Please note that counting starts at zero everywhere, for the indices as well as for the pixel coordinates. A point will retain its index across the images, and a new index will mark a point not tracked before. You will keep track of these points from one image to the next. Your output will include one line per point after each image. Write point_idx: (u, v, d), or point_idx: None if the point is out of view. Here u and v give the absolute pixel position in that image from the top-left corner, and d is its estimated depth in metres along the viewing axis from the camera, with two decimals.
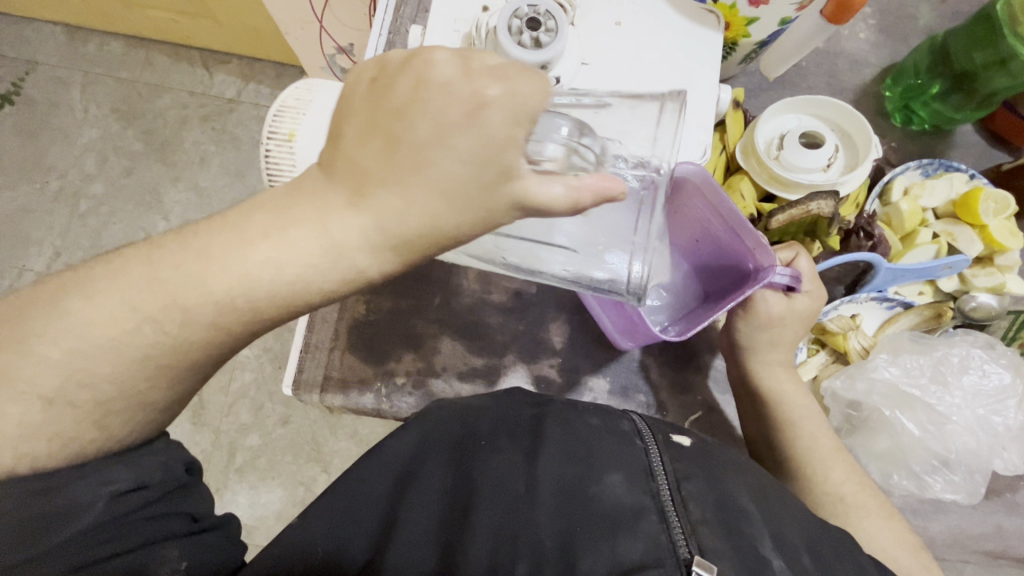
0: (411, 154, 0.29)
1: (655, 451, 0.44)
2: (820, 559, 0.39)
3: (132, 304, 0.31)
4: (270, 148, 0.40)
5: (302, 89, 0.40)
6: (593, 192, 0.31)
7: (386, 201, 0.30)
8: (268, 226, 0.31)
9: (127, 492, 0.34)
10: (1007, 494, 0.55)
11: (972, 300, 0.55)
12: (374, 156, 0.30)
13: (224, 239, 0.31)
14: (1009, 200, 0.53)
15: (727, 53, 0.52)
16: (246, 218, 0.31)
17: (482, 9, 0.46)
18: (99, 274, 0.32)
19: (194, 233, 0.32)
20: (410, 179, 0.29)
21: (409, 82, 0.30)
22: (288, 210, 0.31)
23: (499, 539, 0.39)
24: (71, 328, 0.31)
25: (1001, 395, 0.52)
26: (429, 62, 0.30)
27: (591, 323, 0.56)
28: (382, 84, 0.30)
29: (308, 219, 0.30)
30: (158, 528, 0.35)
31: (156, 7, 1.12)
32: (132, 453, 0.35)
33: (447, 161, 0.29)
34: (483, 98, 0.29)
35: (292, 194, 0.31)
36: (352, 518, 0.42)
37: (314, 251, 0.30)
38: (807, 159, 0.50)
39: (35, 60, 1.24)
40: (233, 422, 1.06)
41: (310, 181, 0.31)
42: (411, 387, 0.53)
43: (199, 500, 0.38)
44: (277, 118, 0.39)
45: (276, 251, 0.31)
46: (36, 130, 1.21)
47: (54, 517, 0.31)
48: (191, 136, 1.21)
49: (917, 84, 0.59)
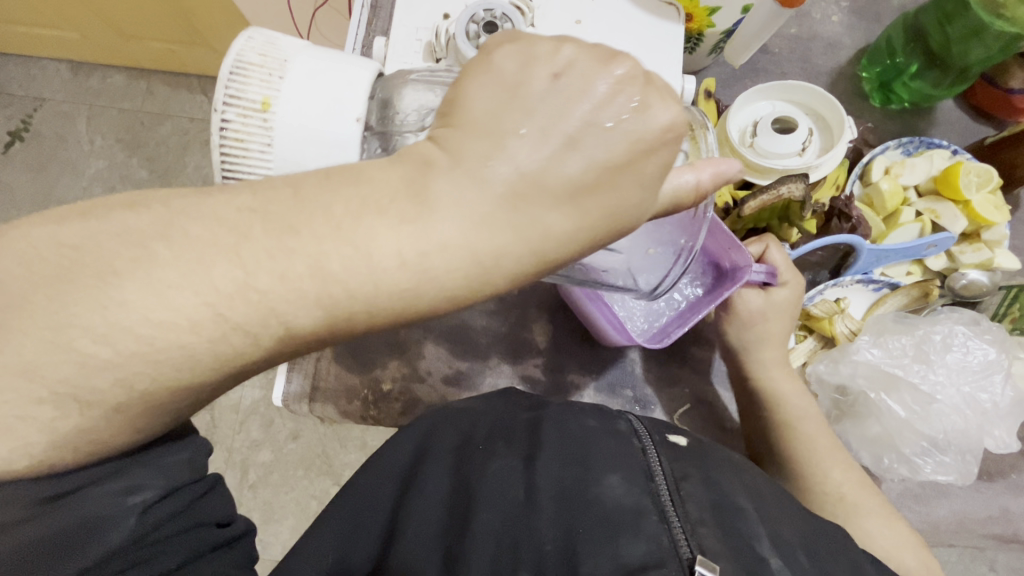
0: (605, 177, 0.27)
1: (652, 451, 0.43)
2: (816, 557, 0.38)
3: (216, 311, 0.26)
4: (230, 116, 0.35)
5: (264, 45, 0.36)
6: (712, 174, 0.32)
7: (555, 227, 0.27)
8: (403, 248, 0.26)
9: (156, 500, 0.31)
10: (1011, 475, 0.54)
11: (962, 277, 0.54)
12: (566, 173, 0.27)
13: (343, 254, 0.26)
14: (991, 172, 0.52)
15: (695, 45, 0.54)
16: (370, 233, 0.26)
17: (442, 17, 0.47)
18: (159, 257, 0.25)
19: (295, 234, 0.26)
20: (589, 203, 0.28)
21: (602, 95, 0.27)
22: (424, 224, 0.26)
23: (500, 549, 0.38)
24: (119, 323, 0.25)
25: (987, 370, 0.51)
26: (618, 86, 0.28)
27: (572, 320, 0.56)
28: (569, 87, 0.28)
29: (451, 236, 0.26)
30: (187, 546, 0.32)
31: (155, 38, 1.16)
32: (153, 455, 0.31)
33: (630, 187, 0.28)
34: (669, 125, 0.28)
35: (422, 201, 0.26)
36: (354, 533, 0.43)
37: (458, 283, 0.27)
38: (779, 144, 0.50)
39: (42, 97, 1.29)
40: (245, 439, 1.08)
41: (443, 182, 0.27)
42: (397, 393, 0.54)
43: (220, 504, 0.35)
44: (241, 81, 0.35)
45: (416, 281, 0.27)
46: (45, 164, 1.25)
47: (88, 532, 0.28)
48: (194, 161, 1.23)
49: (893, 65, 0.58)
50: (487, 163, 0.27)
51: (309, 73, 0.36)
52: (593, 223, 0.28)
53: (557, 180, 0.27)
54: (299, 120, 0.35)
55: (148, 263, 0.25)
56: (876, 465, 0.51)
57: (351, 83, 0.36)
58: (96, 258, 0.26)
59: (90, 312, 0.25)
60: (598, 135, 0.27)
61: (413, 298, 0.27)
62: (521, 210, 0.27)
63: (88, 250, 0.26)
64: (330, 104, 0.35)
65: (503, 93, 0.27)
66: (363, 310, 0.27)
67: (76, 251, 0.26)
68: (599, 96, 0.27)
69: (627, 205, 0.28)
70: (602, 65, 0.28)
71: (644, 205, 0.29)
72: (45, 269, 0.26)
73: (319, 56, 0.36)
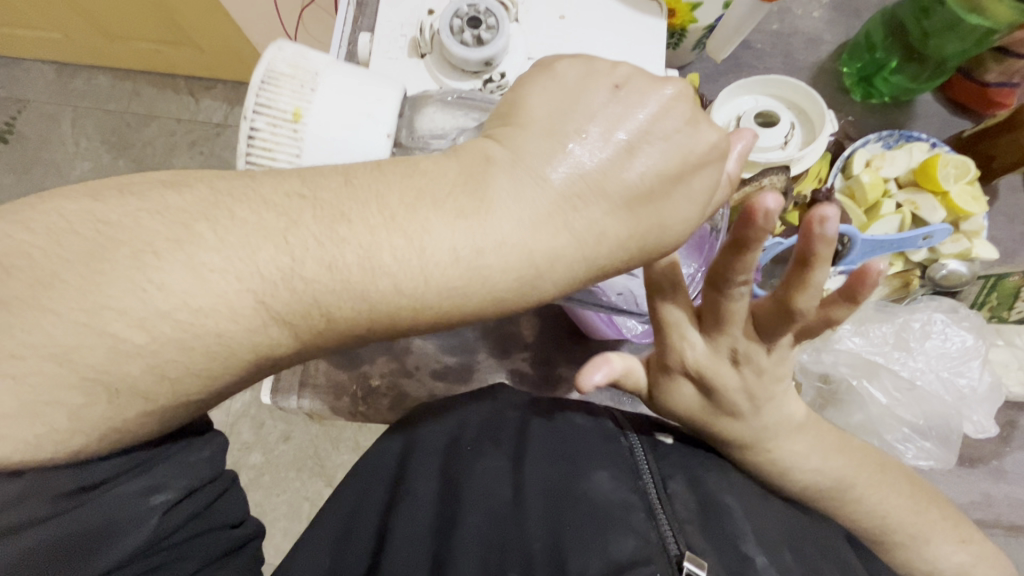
0: (658, 185, 0.30)
1: (640, 450, 0.43)
2: (805, 560, 0.38)
3: (260, 298, 0.27)
4: (259, 125, 0.36)
5: (294, 55, 0.37)
6: (737, 159, 0.33)
7: (610, 230, 0.29)
8: (458, 243, 0.28)
9: (174, 502, 0.30)
10: (992, 462, 0.55)
11: (943, 268, 0.54)
12: (626, 177, 0.30)
13: (397, 246, 0.27)
14: (969, 164, 0.53)
15: (678, 41, 0.55)
16: (426, 223, 0.28)
17: (427, 13, 0.47)
18: (175, 237, 0.26)
19: (348, 222, 0.27)
20: (639, 209, 0.30)
21: (649, 113, 0.30)
22: (480, 220, 0.28)
23: (487, 549, 0.38)
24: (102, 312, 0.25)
25: (965, 356, 0.52)
26: (667, 102, 0.31)
27: (560, 314, 0.57)
28: (629, 97, 0.31)
29: (510, 235, 0.28)
30: (201, 552, 0.32)
31: (139, 38, 1.15)
32: (169, 452, 0.31)
33: (678, 197, 0.30)
34: (713, 143, 0.31)
35: (481, 199, 0.28)
36: (343, 543, 0.41)
37: (509, 281, 0.29)
38: (761, 138, 0.51)
39: (26, 99, 1.28)
40: (236, 441, 1.07)
41: (503, 179, 0.29)
42: (385, 388, 0.54)
43: (234, 503, 0.35)
44: (274, 94, 0.36)
45: (468, 278, 0.28)
46: (29, 166, 1.23)
47: (113, 530, 0.28)
48: (179, 160, 1.21)
49: (873, 59, 0.59)
50: (549, 162, 0.29)
51: (339, 87, 0.37)
52: (643, 229, 0.30)
53: (617, 185, 0.29)
54: (328, 132, 0.36)
55: (186, 243, 0.26)
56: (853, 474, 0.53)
57: (378, 99, 0.38)
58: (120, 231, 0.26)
59: (99, 291, 0.25)
60: (652, 143, 0.30)
61: (462, 300, 0.28)
62: (575, 210, 0.29)
63: (114, 226, 0.26)
64: (360, 118, 0.37)
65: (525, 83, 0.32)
66: (380, 294, 0.28)
67: (104, 232, 0.26)
68: (652, 109, 0.30)
69: (676, 218, 0.31)
70: (653, 82, 0.31)
71: (645, 210, 0.30)
72: (72, 248, 0.26)
73: (346, 68, 0.38)
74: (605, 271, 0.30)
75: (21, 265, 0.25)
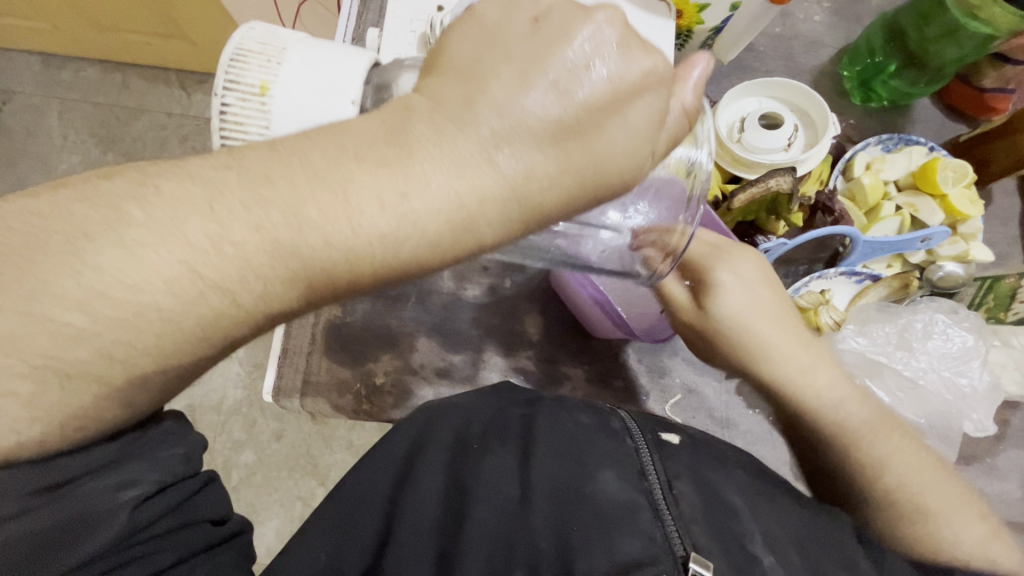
0: (585, 116, 0.27)
1: (644, 449, 0.43)
2: (808, 556, 0.38)
3: (192, 268, 0.24)
4: (229, 100, 0.34)
5: (263, 34, 0.36)
6: (692, 89, 0.30)
7: (538, 169, 0.27)
8: (382, 192, 0.25)
9: (148, 495, 0.28)
10: (986, 460, 0.56)
11: (940, 269, 0.55)
12: (546, 112, 0.26)
13: (321, 200, 0.25)
14: (966, 168, 0.54)
15: (683, 42, 0.55)
16: (347, 175, 0.25)
17: (436, 9, 0.47)
18: (167, 220, 0.24)
19: (270, 184, 0.25)
20: (570, 145, 0.27)
21: (586, 44, 0.27)
22: (404, 169, 0.25)
23: (494, 547, 0.38)
24: (90, 296, 0.24)
25: (965, 357, 0.53)
26: (602, 34, 0.27)
27: (564, 312, 0.57)
28: (549, 30, 0.27)
29: (433, 177, 0.26)
30: (181, 544, 0.30)
31: (131, 30, 1.13)
32: (144, 447, 0.29)
33: (615, 131, 0.27)
34: (649, 69, 0.27)
35: (401, 146, 0.26)
36: (345, 533, 0.41)
37: (440, 228, 0.26)
38: (767, 139, 0.51)
39: (12, 90, 1.25)
40: (227, 440, 1.06)
41: (422, 125, 0.26)
42: (389, 387, 0.54)
43: (213, 500, 0.33)
44: (242, 67, 0.34)
45: (396, 224, 0.26)
46: (14, 159, 1.20)
47: (84, 526, 0.26)
48: (170, 155, 1.19)
49: (873, 63, 0.60)
50: (467, 105, 0.26)
51: (307, 60, 0.35)
52: (577, 170, 0.27)
53: (536, 120, 0.26)
54: (297, 104, 0.34)
55: (191, 229, 0.24)
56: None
57: (346, 70, 0.36)
58: (110, 213, 0.24)
59: (89, 279, 0.24)
60: (582, 79, 0.26)
61: None
62: (497, 149, 0.26)
63: (100, 207, 0.24)
64: (329, 88, 0.35)
65: (496, 52, 0.27)
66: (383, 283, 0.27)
67: (103, 215, 0.24)
68: (581, 36, 0.27)
69: (615, 157, 0.28)
70: (580, 9, 0.27)
71: (568, 141, 0.27)
72: (57, 231, 0.24)
73: (318, 43, 0.36)
74: (542, 214, 0.28)
75: (31, 244, 0.24)
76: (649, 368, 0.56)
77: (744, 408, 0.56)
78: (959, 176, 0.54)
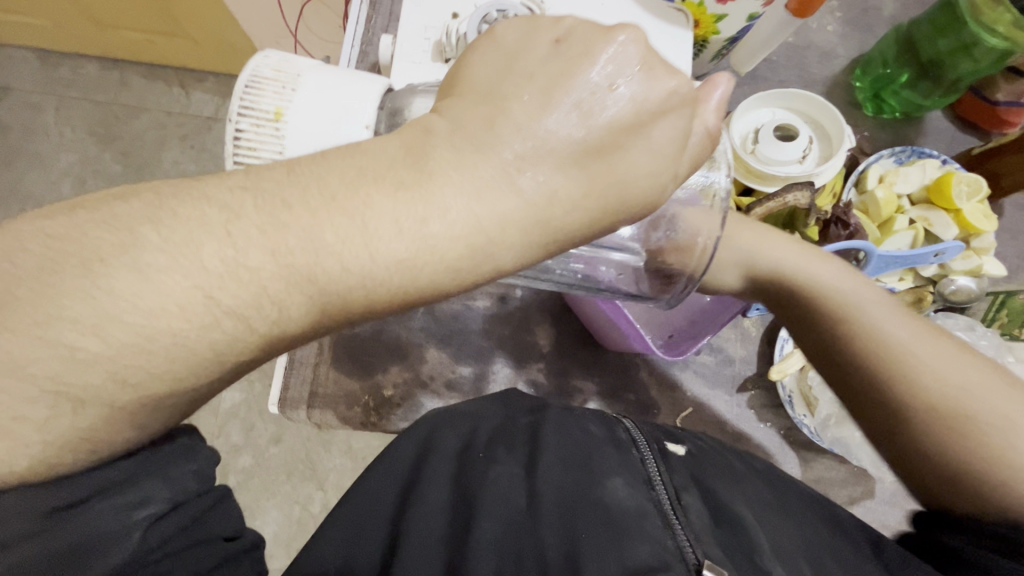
0: (610, 137, 0.26)
1: (651, 459, 0.43)
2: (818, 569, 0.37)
3: (208, 294, 0.23)
4: (243, 126, 0.33)
5: (278, 61, 0.35)
6: (716, 110, 0.28)
7: (563, 190, 0.26)
8: (399, 215, 0.25)
9: (161, 514, 0.26)
10: None
11: (952, 283, 0.55)
12: (569, 134, 0.26)
13: (338, 225, 0.24)
14: (981, 182, 0.53)
15: (699, 51, 0.54)
16: (366, 201, 0.24)
17: (452, 17, 0.46)
18: (185, 244, 0.23)
19: (287, 208, 0.24)
20: (593, 164, 0.26)
21: (608, 64, 0.26)
22: (423, 191, 0.25)
23: (503, 558, 0.37)
24: (100, 326, 0.23)
25: None
26: (621, 54, 0.26)
27: (573, 323, 0.57)
28: (572, 52, 0.27)
29: (452, 201, 0.25)
30: (192, 563, 0.28)
31: (131, 27, 1.11)
32: (154, 463, 0.27)
33: (638, 150, 0.27)
34: (674, 89, 0.27)
35: (420, 169, 0.25)
36: (351, 545, 0.40)
37: (458, 251, 0.25)
38: (782, 151, 0.51)
39: (8, 87, 1.23)
40: (226, 443, 1.05)
41: (441, 147, 0.25)
42: (399, 399, 0.53)
43: (230, 515, 0.31)
44: (256, 93, 0.34)
45: (414, 249, 0.25)
46: (10, 156, 1.18)
47: (85, 548, 0.24)
48: (170, 154, 1.18)
49: (885, 74, 0.60)
50: (490, 129, 0.26)
51: (323, 85, 0.34)
52: (598, 192, 0.27)
53: (562, 142, 0.26)
54: (312, 128, 0.33)
55: (210, 255, 0.23)
56: (849, 492, 0.54)
57: (360, 93, 0.35)
58: (125, 236, 0.23)
59: (102, 306, 0.23)
60: (606, 100, 0.26)
61: None
62: (519, 170, 0.26)
63: (115, 231, 0.24)
64: (344, 110, 0.34)
65: (527, 79, 0.27)
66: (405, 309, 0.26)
67: (122, 240, 0.24)
68: (603, 56, 0.26)
69: (638, 176, 0.27)
70: (602, 29, 0.27)
71: (593, 158, 0.26)
72: (71, 255, 0.23)
73: (332, 68, 0.36)
74: (565, 238, 0.27)
75: (50, 267, 0.23)
76: (660, 380, 0.56)
77: (755, 421, 0.55)
78: (974, 187, 0.54)
